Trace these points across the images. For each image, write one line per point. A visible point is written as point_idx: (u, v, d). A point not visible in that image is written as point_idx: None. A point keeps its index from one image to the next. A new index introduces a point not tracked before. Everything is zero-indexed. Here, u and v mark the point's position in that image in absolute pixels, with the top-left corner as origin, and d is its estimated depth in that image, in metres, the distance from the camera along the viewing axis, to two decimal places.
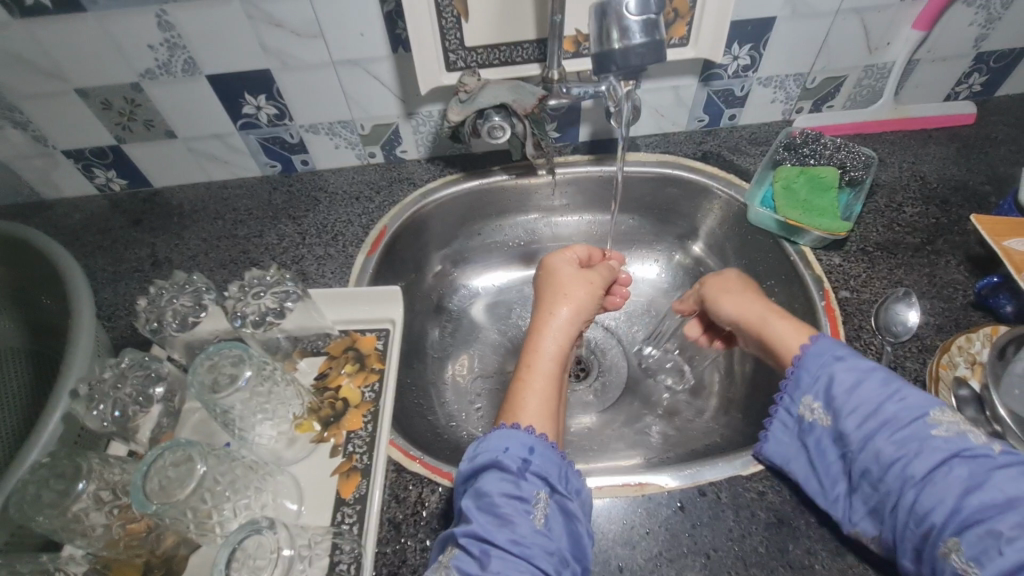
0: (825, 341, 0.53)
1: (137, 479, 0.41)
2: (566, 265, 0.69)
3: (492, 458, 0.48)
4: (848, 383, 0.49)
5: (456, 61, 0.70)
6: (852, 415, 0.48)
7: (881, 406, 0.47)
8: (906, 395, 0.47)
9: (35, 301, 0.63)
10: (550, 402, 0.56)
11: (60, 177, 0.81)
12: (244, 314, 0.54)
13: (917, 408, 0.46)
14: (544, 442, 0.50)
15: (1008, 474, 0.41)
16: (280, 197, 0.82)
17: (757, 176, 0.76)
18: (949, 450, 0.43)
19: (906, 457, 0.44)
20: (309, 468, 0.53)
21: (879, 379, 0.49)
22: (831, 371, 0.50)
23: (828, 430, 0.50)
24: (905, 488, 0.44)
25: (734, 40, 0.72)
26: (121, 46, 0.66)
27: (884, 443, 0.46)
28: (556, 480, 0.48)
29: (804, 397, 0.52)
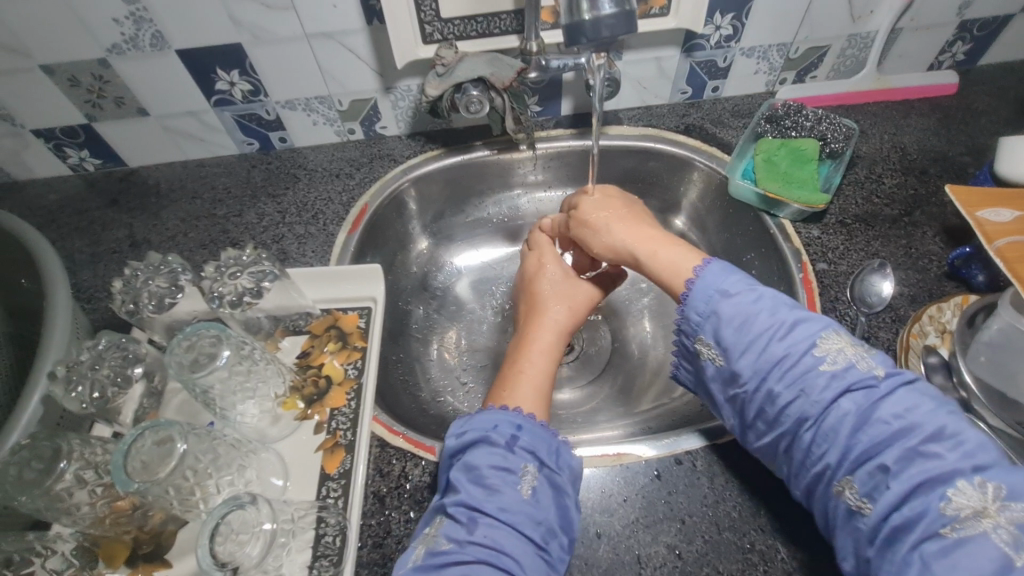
0: (708, 273, 0.52)
1: (118, 459, 0.42)
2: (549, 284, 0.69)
3: (481, 434, 0.49)
4: (737, 321, 0.49)
5: (432, 33, 0.68)
6: (742, 356, 0.48)
7: (774, 344, 0.47)
8: (794, 329, 0.48)
9: (14, 286, 0.63)
10: (544, 391, 0.56)
11: (31, 157, 0.79)
12: (221, 295, 0.54)
13: (804, 343, 0.47)
14: (531, 420, 0.51)
15: (891, 401, 0.43)
16: (259, 175, 0.81)
17: (738, 149, 0.75)
18: (837, 385, 0.44)
19: (799, 398, 0.46)
20: (294, 445, 0.54)
21: (767, 313, 0.49)
22: (719, 310, 0.50)
23: (726, 371, 0.50)
24: (801, 428, 0.46)
25: (717, 10, 0.71)
26: (85, 20, 0.64)
27: (778, 385, 0.47)
28: (546, 455, 0.49)
29: (695, 337, 0.52)
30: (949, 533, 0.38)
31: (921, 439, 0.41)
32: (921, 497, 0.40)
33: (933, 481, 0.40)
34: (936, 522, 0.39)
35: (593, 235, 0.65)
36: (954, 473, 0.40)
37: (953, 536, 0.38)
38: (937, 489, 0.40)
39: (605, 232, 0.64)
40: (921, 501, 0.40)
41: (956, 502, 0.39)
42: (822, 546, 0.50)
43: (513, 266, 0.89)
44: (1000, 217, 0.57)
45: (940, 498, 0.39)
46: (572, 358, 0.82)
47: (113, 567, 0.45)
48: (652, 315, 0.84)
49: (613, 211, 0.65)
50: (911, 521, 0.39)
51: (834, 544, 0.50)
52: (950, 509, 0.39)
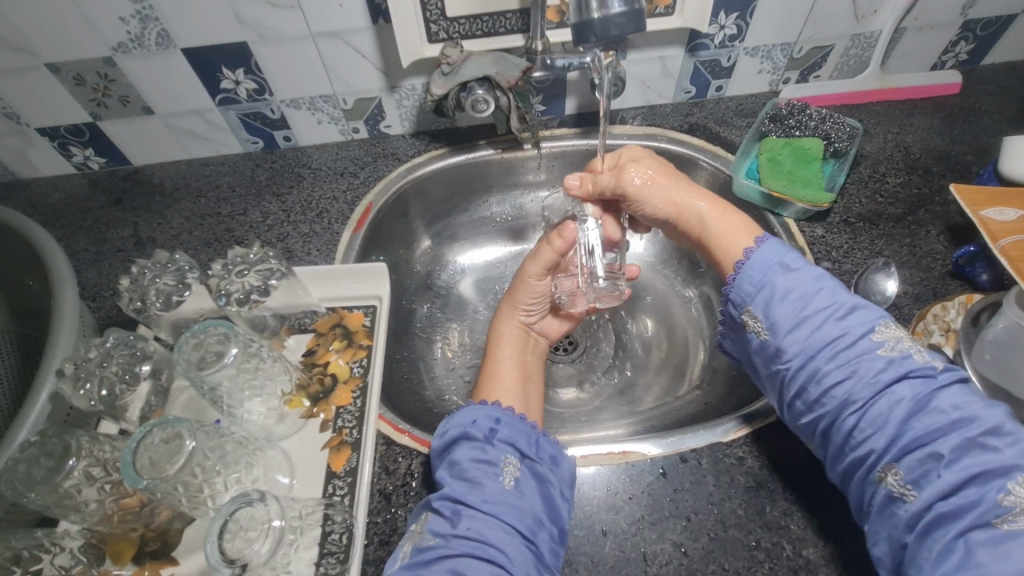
0: (767, 246, 0.52)
1: (127, 456, 0.42)
2: None
3: (460, 431, 0.50)
4: (794, 296, 0.49)
5: (438, 32, 0.68)
6: (795, 331, 0.48)
7: (831, 324, 0.47)
8: (852, 313, 0.48)
9: (20, 284, 0.63)
10: (516, 382, 0.59)
11: (36, 155, 0.79)
12: (229, 292, 0.54)
13: (862, 327, 0.47)
14: (510, 414, 0.51)
15: (947, 394, 0.44)
16: (263, 173, 0.81)
17: (742, 148, 0.75)
18: (894, 371, 0.45)
19: (851, 378, 0.45)
20: (300, 443, 0.54)
21: (826, 294, 0.48)
22: (775, 282, 0.50)
23: (771, 347, 0.50)
24: (847, 411, 0.45)
25: (721, 9, 0.71)
26: (91, 19, 0.64)
27: (828, 365, 0.46)
28: (525, 446, 0.50)
29: (742, 308, 0.51)
30: (1002, 523, 0.39)
31: (978, 432, 0.41)
32: (975, 486, 0.40)
33: (987, 473, 0.40)
34: (990, 511, 0.39)
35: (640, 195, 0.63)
36: (1010, 468, 0.40)
37: (1006, 527, 0.38)
38: (991, 481, 0.40)
39: (653, 195, 0.62)
40: (974, 491, 0.40)
41: (1014, 494, 0.39)
42: (828, 544, 0.50)
43: (516, 265, 0.89)
44: (1005, 216, 0.57)
45: (997, 490, 0.39)
46: (576, 357, 0.82)
47: (121, 564, 0.45)
48: (656, 314, 0.84)
49: (663, 173, 0.63)
50: (961, 509, 0.40)
51: (840, 542, 0.50)
52: (1006, 502, 0.39)
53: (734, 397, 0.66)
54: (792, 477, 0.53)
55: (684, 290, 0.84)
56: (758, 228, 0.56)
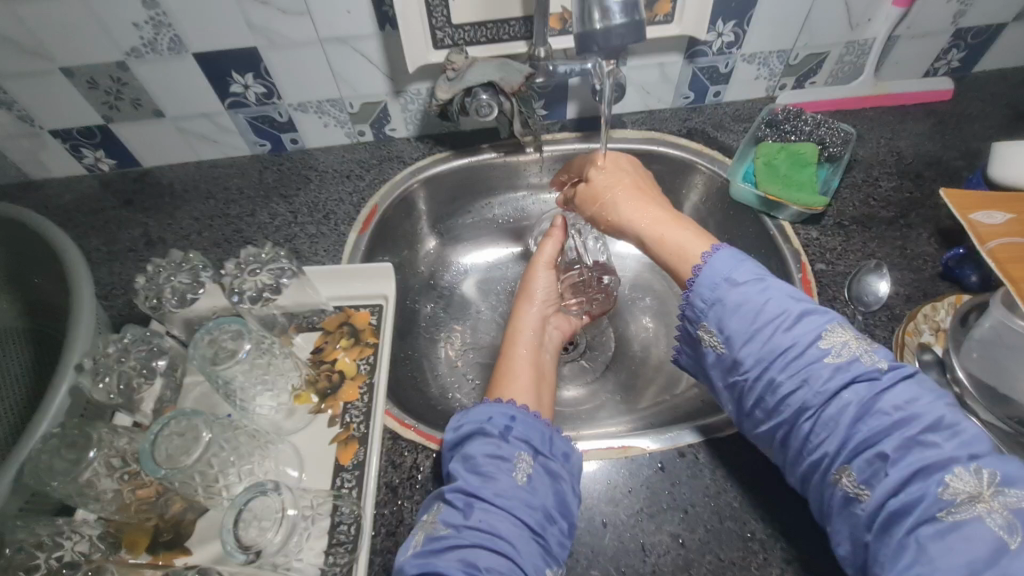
0: (714, 261, 0.53)
1: (146, 447, 0.44)
2: None
3: (477, 426, 0.52)
4: (743, 310, 0.51)
5: (443, 38, 0.70)
6: (745, 345, 0.50)
7: (779, 334, 0.49)
8: (800, 322, 0.49)
9: (35, 281, 0.64)
10: (529, 380, 0.60)
11: (48, 156, 0.81)
12: (242, 291, 0.56)
13: (809, 335, 0.48)
14: (525, 412, 0.53)
15: (892, 394, 0.45)
16: (271, 175, 0.83)
17: (739, 152, 0.77)
18: (840, 376, 0.46)
19: (802, 387, 0.47)
20: (309, 437, 0.56)
21: (774, 304, 0.50)
22: (724, 298, 0.52)
23: (728, 359, 0.52)
24: (801, 417, 0.47)
25: (719, 17, 0.73)
26: (106, 24, 0.66)
27: (780, 375, 0.48)
28: (539, 444, 0.51)
29: (698, 325, 0.54)
30: (945, 516, 0.40)
31: (919, 429, 0.43)
32: (919, 482, 0.42)
33: (929, 468, 0.42)
34: (933, 506, 0.41)
35: (601, 210, 0.67)
36: (950, 461, 0.42)
37: (949, 519, 0.40)
38: (933, 476, 0.41)
39: (611, 210, 0.66)
40: (918, 487, 0.41)
41: (953, 487, 0.41)
42: (820, 535, 0.51)
43: (518, 266, 0.91)
44: (993, 219, 0.59)
45: (938, 484, 0.41)
46: (577, 356, 0.83)
47: (136, 553, 0.46)
48: (654, 315, 0.86)
49: (624, 189, 0.66)
50: (908, 506, 0.41)
51: None
52: (947, 494, 0.41)
53: None
54: None
55: None
56: (710, 237, 0.57)
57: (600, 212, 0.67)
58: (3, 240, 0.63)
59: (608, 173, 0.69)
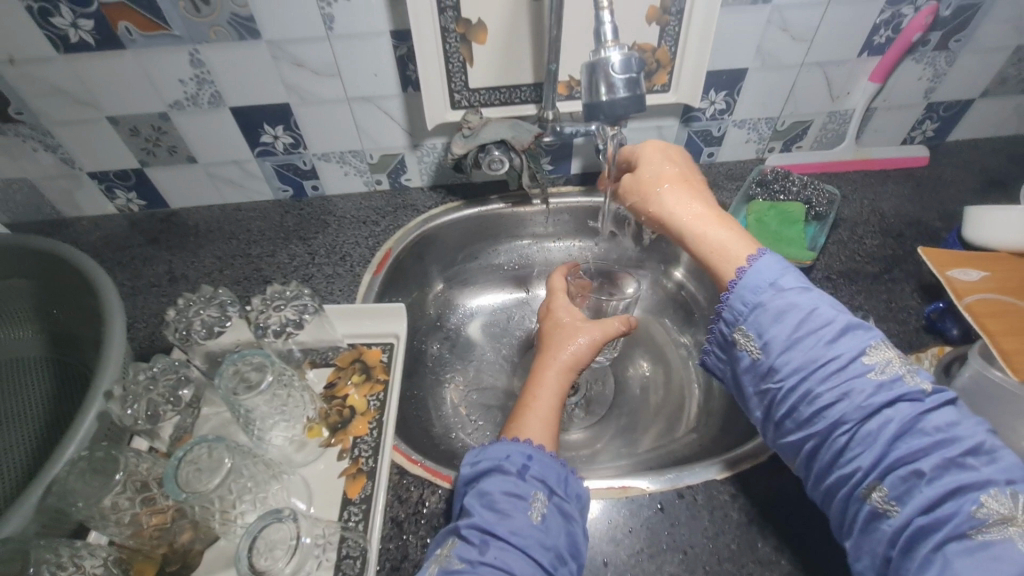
0: (761, 265, 0.54)
1: (169, 471, 0.46)
2: (567, 316, 0.73)
3: (494, 463, 0.54)
4: (787, 318, 0.51)
5: (460, 100, 0.77)
6: (786, 353, 0.51)
7: (822, 345, 0.50)
8: (844, 336, 0.50)
9: (60, 311, 0.68)
10: (549, 421, 0.61)
11: (83, 196, 0.86)
12: (267, 325, 0.59)
13: (853, 350, 0.49)
14: (541, 451, 0.56)
15: (931, 414, 0.46)
16: (292, 219, 0.87)
17: (731, 211, 0.83)
18: (881, 393, 0.47)
19: (839, 397, 0.48)
20: (318, 469, 0.58)
21: (819, 315, 0.51)
22: (767, 304, 0.52)
23: (763, 366, 0.52)
24: (836, 428, 0.48)
25: (711, 87, 0.81)
26: (154, 80, 0.72)
27: (818, 383, 0.49)
28: (554, 483, 0.53)
29: (736, 329, 0.54)
30: (975, 535, 0.41)
31: (956, 450, 0.44)
32: (952, 501, 0.42)
33: (963, 489, 0.42)
34: (965, 525, 0.41)
35: (641, 202, 0.64)
36: (985, 484, 0.42)
37: (979, 539, 0.41)
38: (967, 497, 0.42)
39: (654, 201, 0.63)
40: (951, 505, 0.42)
41: (987, 507, 0.42)
42: None
43: (522, 310, 0.95)
44: (969, 276, 0.64)
45: (972, 503, 0.42)
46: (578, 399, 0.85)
47: None
48: (652, 360, 0.89)
49: (671, 177, 0.63)
50: (938, 523, 0.42)
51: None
52: (981, 515, 0.41)
53: (727, 440, 0.70)
54: (783, 514, 0.56)
55: (679, 337, 0.89)
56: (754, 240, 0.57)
57: (642, 202, 0.64)
58: (34, 273, 0.66)
59: (652, 158, 0.66)
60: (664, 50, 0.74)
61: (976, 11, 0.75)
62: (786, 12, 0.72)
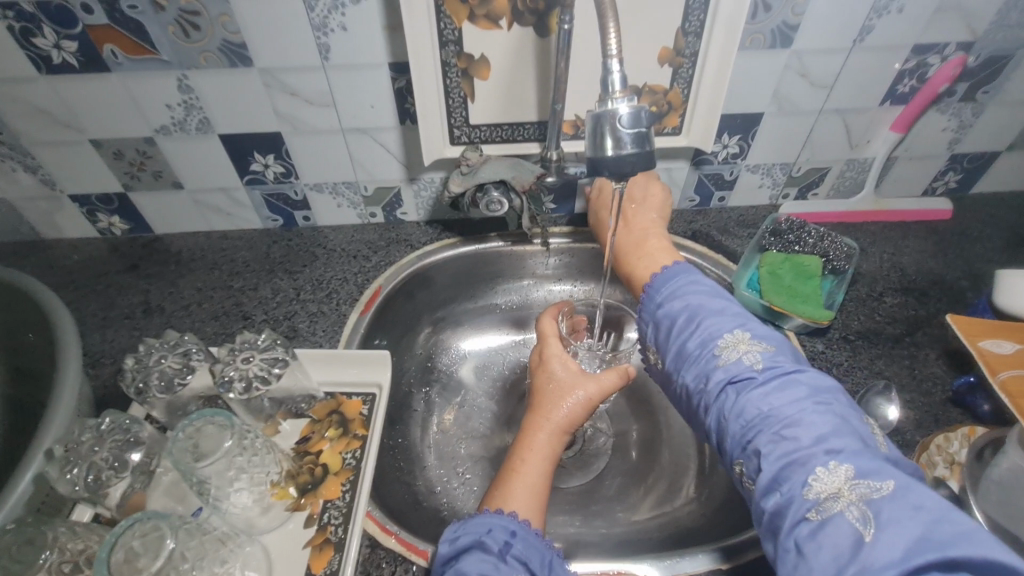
0: (651, 282, 0.61)
1: (103, 553, 0.40)
2: (561, 366, 0.65)
3: (475, 538, 0.49)
4: (665, 324, 0.57)
5: (460, 136, 0.73)
6: (665, 355, 0.56)
7: (684, 341, 0.54)
8: (704, 331, 0.53)
9: (19, 346, 0.63)
10: (539, 494, 0.55)
11: (63, 219, 0.82)
12: (230, 380, 0.53)
13: (709, 342, 0.52)
14: (526, 528, 0.51)
15: (768, 393, 0.46)
16: (278, 251, 0.83)
17: (744, 259, 0.77)
18: (727, 378, 0.49)
19: (701, 388, 0.51)
20: (282, 537, 0.53)
21: (686, 318, 0.55)
22: (654, 312, 0.58)
23: (662, 368, 0.57)
24: (706, 419, 0.50)
25: (725, 131, 0.77)
26: (139, 103, 0.69)
27: (688, 379, 0.53)
28: (537, 567, 0.49)
29: (643, 337, 0.60)
30: (812, 515, 0.40)
31: (784, 426, 0.44)
32: (790, 480, 0.42)
33: (793, 466, 0.42)
34: (802, 505, 0.41)
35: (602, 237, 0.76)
36: (812, 457, 0.42)
37: (816, 518, 0.39)
38: (799, 473, 0.42)
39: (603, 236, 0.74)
40: (788, 486, 0.42)
41: (816, 485, 0.40)
42: None
43: (517, 354, 0.89)
44: (1002, 349, 0.58)
45: (803, 482, 0.41)
46: (573, 454, 0.79)
47: None
48: (652, 415, 0.83)
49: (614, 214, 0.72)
50: (783, 505, 0.42)
51: None
52: (811, 494, 0.40)
53: (732, 515, 0.64)
54: None
55: None
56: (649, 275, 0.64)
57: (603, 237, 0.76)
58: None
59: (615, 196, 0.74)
60: (676, 92, 0.71)
61: (1007, 63, 0.71)
62: (806, 58, 0.69)
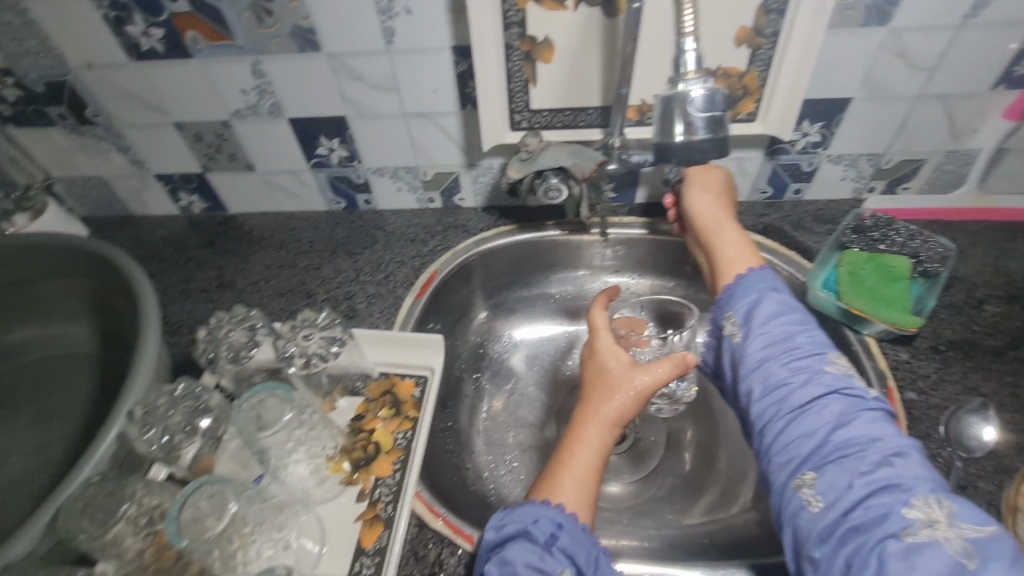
0: (759, 272, 0.58)
1: (172, 511, 0.44)
2: (614, 359, 0.63)
3: (522, 527, 0.49)
4: (770, 311, 0.54)
5: (520, 121, 0.72)
6: (757, 338, 0.52)
7: (793, 336, 0.51)
8: (816, 338, 0.51)
9: (109, 312, 0.68)
10: (588, 490, 0.53)
11: (150, 197, 0.88)
12: (292, 357, 0.55)
13: (820, 348, 0.50)
14: (573, 521, 0.50)
15: (873, 415, 0.45)
16: (341, 232, 0.86)
17: (820, 257, 0.71)
18: (832, 385, 0.47)
19: (795, 382, 0.48)
20: (335, 510, 0.54)
21: (797, 319, 0.53)
22: (759, 296, 0.55)
23: (736, 349, 0.54)
24: (784, 411, 0.47)
25: (806, 118, 0.71)
26: (216, 87, 0.72)
27: (780, 368, 0.49)
28: (583, 562, 0.48)
29: (726, 313, 0.56)
30: (905, 536, 0.38)
31: (890, 450, 0.42)
32: (885, 499, 0.40)
33: (893, 487, 0.40)
34: (895, 524, 0.38)
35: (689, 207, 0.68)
36: (915, 486, 0.40)
37: (910, 540, 0.37)
38: (899, 495, 0.40)
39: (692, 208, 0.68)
40: (882, 504, 0.40)
41: (916, 511, 0.39)
42: None
43: (570, 345, 0.88)
44: None
45: (904, 504, 0.39)
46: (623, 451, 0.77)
47: None
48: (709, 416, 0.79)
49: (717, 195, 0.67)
50: (870, 520, 0.39)
51: None
52: (909, 518, 0.38)
53: None
54: None
55: None
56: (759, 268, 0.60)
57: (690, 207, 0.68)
58: (93, 273, 0.67)
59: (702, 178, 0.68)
60: (753, 75, 0.66)
61: None
62: (905, 36, 0.62)
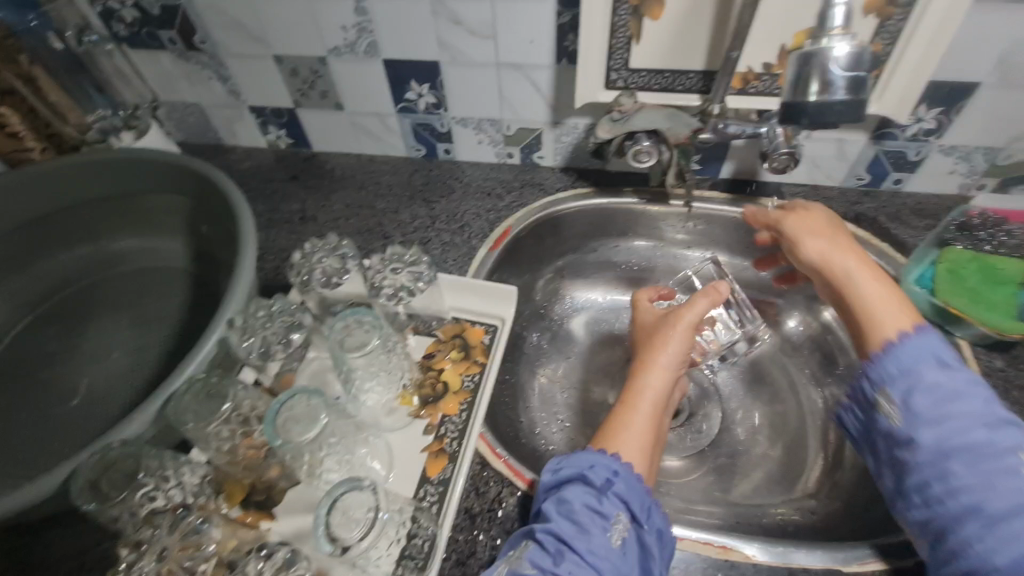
0: (922, 338, 0.52)
1: (270, 414, 0.49)
2: (648, 313, 0.67)
3: (579, 471, 0.50)
4: (939, 394, 0.50)
5: (616, 79, 0.70)
6: (930, 429, 0.49)
7: (971, 428, 0.47)
8: (1001, 429, 0.47)
9: (203, 229, 0.72)
10: (646, 443, 0.54)
11: (241, 128, 0.92)
12: (382, 287, 0.59)
13: (1010, 443, 0.46)
14: (629, 470, 0.50)
15: None
16: (419, 179, 0.87)
17: (917, 253, 0.67)
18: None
19: (981, 487, 0.45)
20: (403, 439, 0.56)
21: (977, 404, 0.49)
22: (924, 373, 0.51)
23: (900, 434, 0.51)
24: (969, 516, 0.45)
25: (924, 101, 0.66)
26: (318, 22, 0.73)
27: (960, 466, 0.47)
28: (637, 508, 0.48)
29: (879, 390, 0.53)
30: None
31: None
32: None
33: None
34: None
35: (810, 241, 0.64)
36: None
37: None
38: None
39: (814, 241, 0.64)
40: None
41: None
42: None
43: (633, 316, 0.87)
44: None
45: None
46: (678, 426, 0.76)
47: (231, 504, 0.51)
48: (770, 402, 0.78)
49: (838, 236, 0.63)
50: None
51: None
52: None
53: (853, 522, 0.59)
54: None
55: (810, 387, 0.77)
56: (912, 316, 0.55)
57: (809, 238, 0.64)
58: (190, 192, 0.71)
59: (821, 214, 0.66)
60: (876, 48, 0.62)
61: None
62: None
